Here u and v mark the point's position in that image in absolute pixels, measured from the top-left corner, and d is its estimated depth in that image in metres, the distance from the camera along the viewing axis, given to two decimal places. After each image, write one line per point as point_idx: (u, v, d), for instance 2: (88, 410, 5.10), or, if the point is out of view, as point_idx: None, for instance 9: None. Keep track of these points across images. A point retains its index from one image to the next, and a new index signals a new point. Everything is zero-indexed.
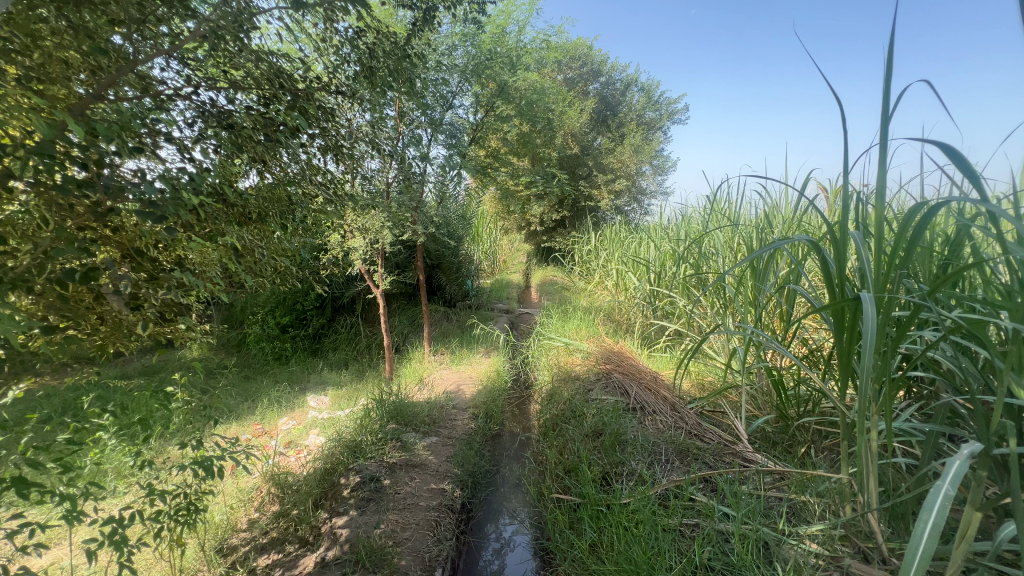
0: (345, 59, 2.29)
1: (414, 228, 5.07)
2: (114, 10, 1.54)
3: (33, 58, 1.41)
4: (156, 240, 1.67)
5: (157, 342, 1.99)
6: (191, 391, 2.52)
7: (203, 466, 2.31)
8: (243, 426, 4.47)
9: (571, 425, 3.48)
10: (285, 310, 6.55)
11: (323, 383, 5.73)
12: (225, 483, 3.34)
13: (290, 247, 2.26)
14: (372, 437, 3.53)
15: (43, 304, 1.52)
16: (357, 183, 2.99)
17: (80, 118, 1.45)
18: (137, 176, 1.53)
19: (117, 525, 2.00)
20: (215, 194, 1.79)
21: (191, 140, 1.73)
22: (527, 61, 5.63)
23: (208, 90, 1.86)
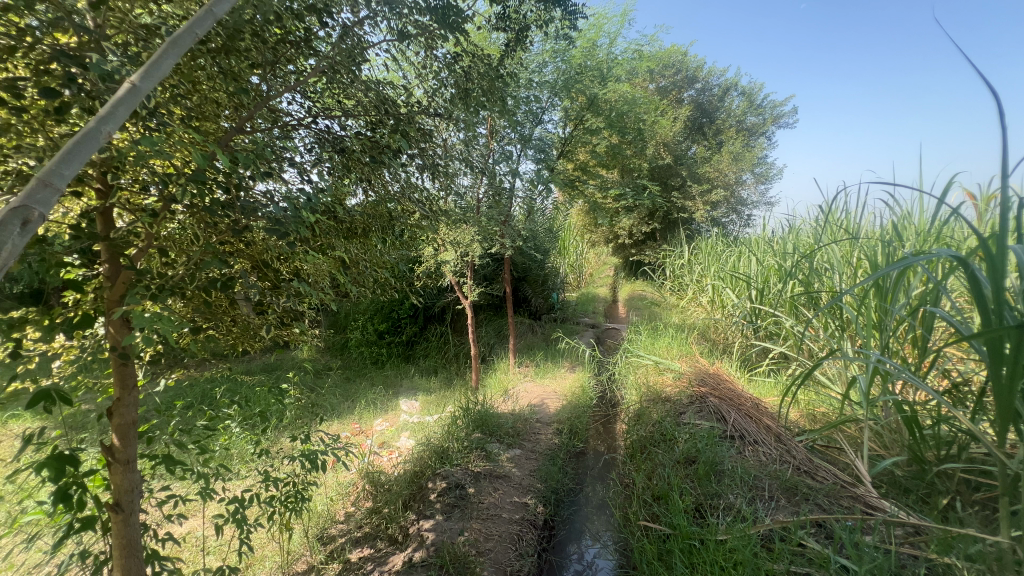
0: (442, 83, 2.43)
1: (502, 242, 5.19)
2: (254, 55, 1.78)
3: (193, 100, 1.68)
4: (278, 254, 1.89)
5: (277, 344, 2.23)
6: (302, 389, 2.79)
7: (310, 458, 2.54)
8: (344, 424, 4.84)
9: (660, 449, 3.29)
10: (383, 318, 7.03)
11: (415, 388, 6.04)
12: (327, 476, 3.64)
13: (390, 260, 2.42)
14: (458, 445, 3.63)
15: (192, 307, 1.78)
16: (450, 199, 3.14)
17: (225, 149, 1.69)
18: (266, 197, 1.74)
19: (240, 505, 2.25)
20: (328, 212, 1.97)
21: (310, 164, 1.94)
22: (617, 72, 5.56)
23: (325, 119, 2.07)
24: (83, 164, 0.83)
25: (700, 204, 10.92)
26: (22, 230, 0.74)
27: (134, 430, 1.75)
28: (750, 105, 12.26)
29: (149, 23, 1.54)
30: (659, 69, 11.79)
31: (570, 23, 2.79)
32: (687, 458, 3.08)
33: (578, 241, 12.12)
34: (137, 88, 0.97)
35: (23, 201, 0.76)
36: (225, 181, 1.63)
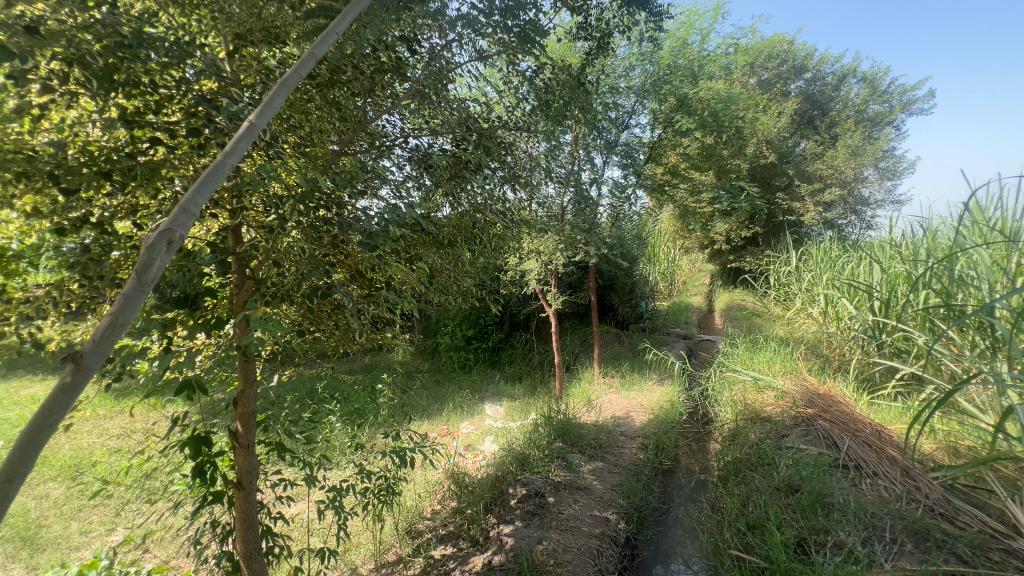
0: (524, 97, 2.49)
1: (587, 249, 5.16)
2: (355, 84, 2.00)
3: (304, 129, 1.91)
4: (371, 264, 2.06)
5: (372, 347, 2.40)
6: (394, 390, 3.00)
7: (399, 455, 2.70)
8: (433, 425, 5.09)
9: (758, 473, 3.02)
10: (470, 324, 7.31)
11: (499, 394, 6.18)
12: (416, 473, 3.85)
13: (474, 269, 2.50)
14: (539, 453, 3.64)
15: (300, 313, 2.00)
16: (533, 209, 3.19)
17: (329, 171, 1.89)
18: (361, 213, 1.90)
19: (338, 493, 2.46)
20: (416, 225, 2.10)
21: (401, 181, 2.09)
22: (711, 69, 5.26)
23: (416, 138, 2.22)
24: (210, 193, 0.97)
25: (809, 205, 9.89)
26: (167, 248, 0.87)
27: (254, 419, 2.01)
28: (873, 91, 10.87)
29: (271, 66, 1.79)
30: (761, 60, 10.92)
31: (656, 24, 2.70)
32: (789, 486, 2.79)
33: (670, 247, 11.60)
34: (254, 126, 1.11)
35: (168, 225, 0.90)
36: (329, 201, 1.82)
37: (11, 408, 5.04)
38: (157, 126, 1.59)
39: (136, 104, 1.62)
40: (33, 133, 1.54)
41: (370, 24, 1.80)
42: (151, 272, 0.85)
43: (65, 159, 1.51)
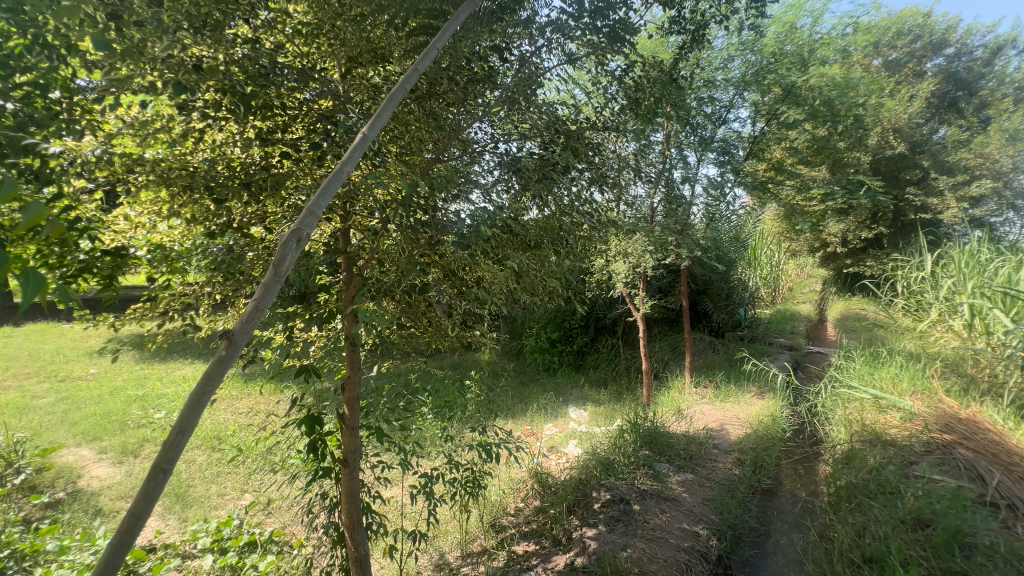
0: (612, 97, 2.47)
1: (678, 251, 4.95)
2: (450, 95, 2.13)
3: (404, 140, 2.07)
4: (462, 264, 2.16)
5: (462, 343, 2.50)
6: (481, 386, 3.12)
7: (486, 450, 2.79)
8: (517, 424, 5.17)
9: (878, 502, 2.68)
10: (555, 327, 7.33)
11: (584, 398, 6.12)
12: (501, 469, 3.95)
13: (561, 271, 2.50)
14: (624, 459, 3.55)
15: (399, 309, 2.15)
16: (621, 210, 3.14)
17: (426, 177, 2.03)
18: (454, 215, 2.02)
19: (429, 480, 2.62)
20: (505, 227, 2.17)
21: (491, 185, 2.17)
22: (824, 53, 4.78)
23: (505, 143, 2.30)
24: (332, 198, 1.09)
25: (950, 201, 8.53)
26: (296, 246, 1.00)
27: (358, 404, 2.21)
28: None
29: (378, 84, 1.97)
30: (887, 39, 9.65)
31: (759, 11, 2.54)
32: (916, 520, 2.45)
33: (773, 250, 10.68)
34: (366, 137, 1.23)
35: (297, 226, 1.03)
36: (426, 204, 1.97)
37: (169, 385, 6.01)
38: (285, 143, 1.84)
39: (269, 124, 1.87)
40: (192, 152, 1.87)
41: (465, 37, 1.94)
42: (285, 265, 0.98)
43: (215, 174, 1.81)
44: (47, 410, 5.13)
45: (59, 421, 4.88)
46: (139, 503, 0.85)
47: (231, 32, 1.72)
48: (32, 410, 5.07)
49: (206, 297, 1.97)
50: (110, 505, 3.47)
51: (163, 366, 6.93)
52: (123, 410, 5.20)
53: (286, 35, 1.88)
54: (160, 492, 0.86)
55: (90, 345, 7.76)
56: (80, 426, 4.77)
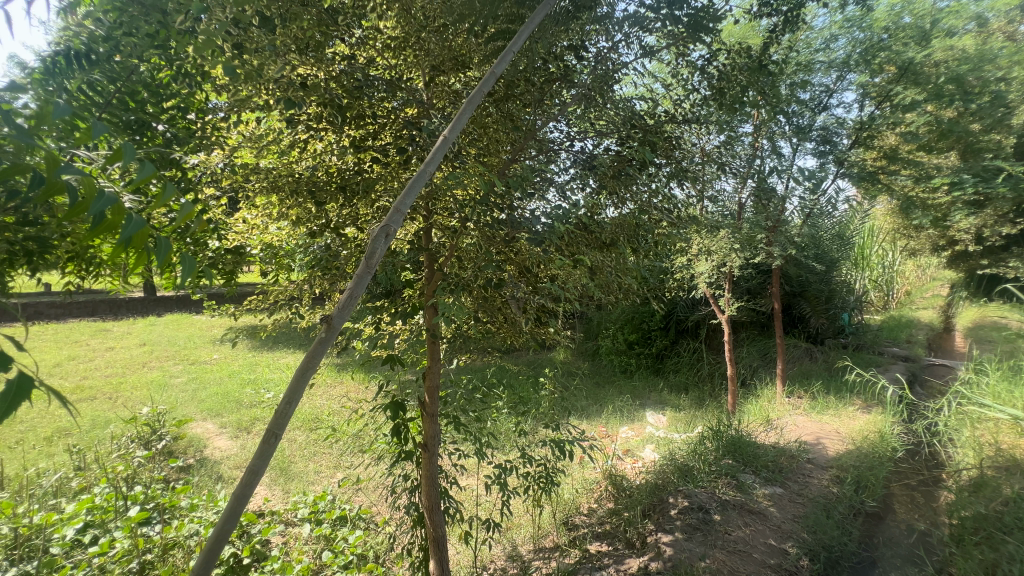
0: (695, 88, 2.37)
1: (769, 250, 4.61)
2: (527, 96, 2.19)
3: (483, 142, 2.15)
4: (537, 261, 2.20)
5: (536, 340, 2.54)
6: (555, 383, 3.13)
7: (559, 446, 2.81)
8: (591, 425, 5.09)
9: (1013, 538, 2.31)
10: (633, 328, 7.14)
11: (662, 403, 5.90)
12: (574, 469, 3.94)
13: (639, 268, 2.43)
14: (704, 467, 3.39)
15: (476, 303, 2.24)
16: (703, 206, 3.00)
17: (504, 177, 2.10)
18: (531, 214, 2.07)
19: (503, 472, 2.69)
20: (580, 224, 2.17)
21: (567, 183, 2.19)
22: (952, 23, 4.19)
23: (581, 141, 2.30)
24: (416, 196, 1.16)
25: None
26: (385, 241, 1.08)
27: (437, 393, 2.34)
28: None
29: (459, 89, 2.07)
30: None
31: None
32: None
33: (885, 248, 9.54)
34: (447, 139, 1.28)
35: (386, 222, 1.11)
36: (503, 203, 2.03)
37: (276, 371, 6.73)
38: (375, 149, 2.00)
39: (362, 133, 2.05)
40: (297, 161, 2.10)
41: (541, 38, 2.01)
42: (375, 258, 1.06)
43: (316, 180, 2.01)
44: (181, 388, 5.98)
45: (190, 398, 5.66)
46: (246, 478, 0.89)
47: (330, 52, 1.92)
48: (170, 388, 5.95)
49: (307, 291, 2.19)
50: (229, 473, 3.98)
51: (270, 354, 7.77)
52: (239, 391, 5.93)
53: (377, 50, 2.05)
54: (264, 468, 0.89)
55: (213, 333, 8.89)
56: (206, 403, 5.50)
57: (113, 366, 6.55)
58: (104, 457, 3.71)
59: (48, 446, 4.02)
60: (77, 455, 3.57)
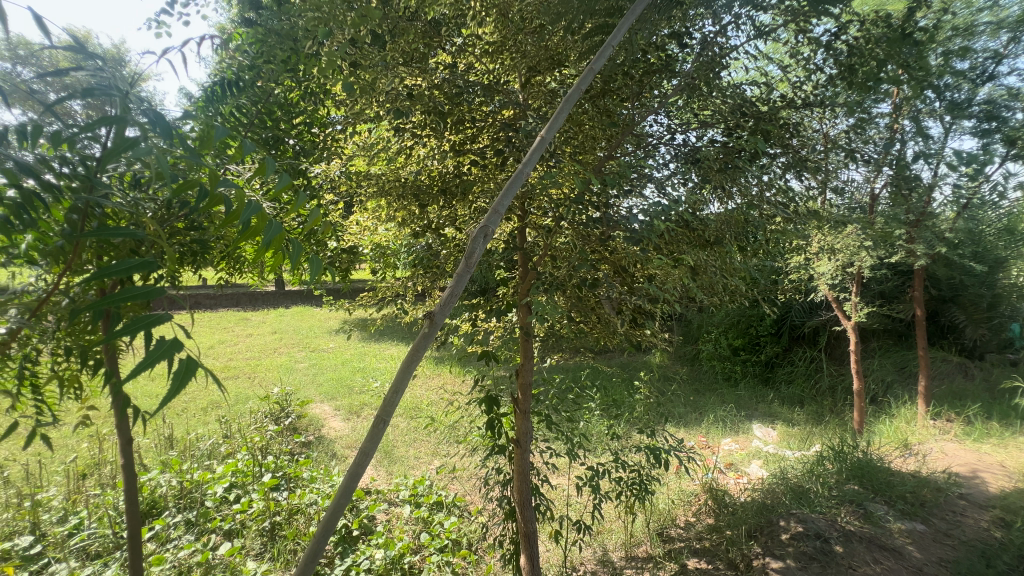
0: (818, 66, 2.12)
1: (910, 248, 3.98)
2: (624, 91, 2.13)
3: (577, 140, 2.13)
4: (634, 261, 2.10)
5: (632, 342, 2.46)
6: (650, 388, 3.01)
7: (654, 454, 2.70)
8: (689, 434, 4.74)
9: None
10: (738, 332, 6.63)
11: (772, 416, 5.39)
12: (670, 478, 3.75)
13: (747, 269, 2.24)
14: (823, 491, 3.02)
15: (569, 303, 2.24)
16: (826, 199, 2.68)
17: (599, 174, 2.06)
18: (627, 211, 2.01)
19: (596, 474, 2.65)
20: (681, 221, 2.06)
21: (666, 178, 2.09)
22: None
23: (682, 134, 2.19)
24: (513, 197, 1.16)
25: None
26: (484, 241, 1.11)
27: (530, 390, 2.37)
28: None
29: (555, 88, 2.07)
30: None
31: None
32: None
33: None
34: (544, 140, 1.26)
35: (484, 223, 1.13)
36: (598, 200, 2.00)
37: (382, 361, 7.32)
38: (474, 152, 2.08)
39: (461, 137, 2.13)
40: (402, 167, 2.21)
41: (641, 29, 1.93)
42: (474, 258, 1.08)
43: (419, 184, 2.14)
44: (305, 372, 6.74)
45: (312, 381, 6.37)
46: (359, 458, 0.97)
47: (433, 62, 2.07)
48: (295, 371, 6.75)
49: (411, 288, 2.35)
50: (342, 451, 4.39)
51: (377, 346, 8.45)
52: (351, 378, 6.54)
53: (475, 56, 2.12)
54: (374, 451, 0.96)
55: (330, 324, 9.91)
56: (324, 387, 6.13)
57: (253, 350, 7.59)
58: (245, 428, 4.31)
59: (204, 415, 4.79)
60: (226, 424, 4.20)
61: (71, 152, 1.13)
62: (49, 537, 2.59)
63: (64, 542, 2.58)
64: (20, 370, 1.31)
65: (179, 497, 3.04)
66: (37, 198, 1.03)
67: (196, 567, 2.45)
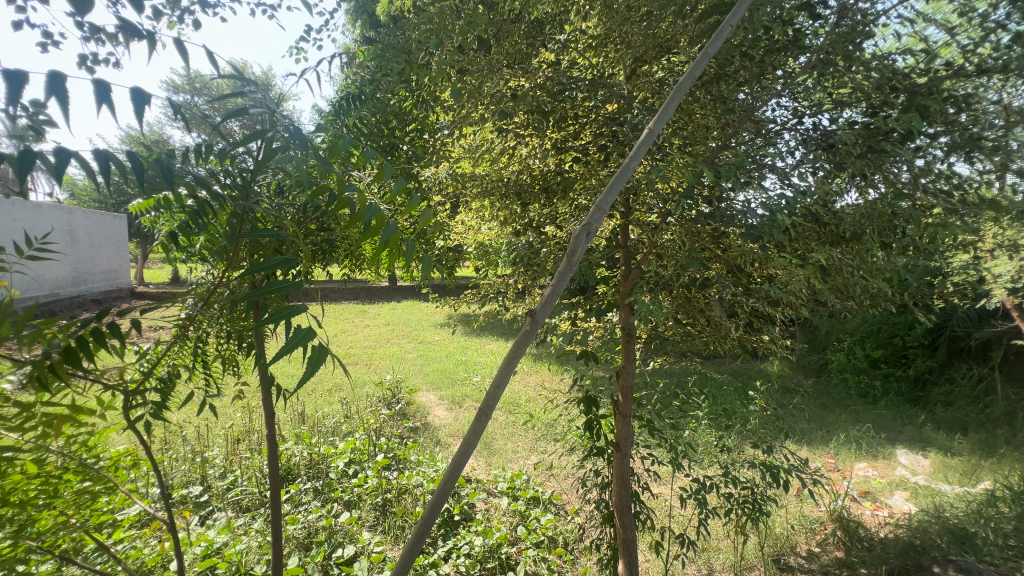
0: (1000, 24, 1.74)
1: None
2: (742, 74, 1.95)
3: (687, 130, 2.00)
4: (752, 259, 1.91)
5: (746, 348, 2.25)
6: (768, 400, 2.72)
7: (771, 472, 2.45)
8: (813, 453, 4.21)
9: None
10: (878, 342, 5.77)
11: (921, 441, 4.60)
12: (790, 501, 3.37)
13: (894, 269, 1.92)
14: (995, 539, 2.49)
15: (675, 303, 2.11)
16: (1008, 185, 2.20)
17: (712, 166, 1.91)
18: (745, 205, 1.84)
19: (702, 488, 2.47)
20: (808, 215, 1.83)
21: (792, 167, 1.87)
22: None
23: (812, 117, 1.94)
24: (618, 192, 1.11)
25: None
26: (586, 239, 1.08)
27: (632, 393, 2.28)
28: None
29: (663, 77, 1.96)
30: None
31: None
32: None
33: None
34: (652, 132, 1.19)
35: (587, 220, 1.10)
36: (709, 193, 1.86)
37: (482, 356, 7.61)
38: (576, 149, 2.06)
39: (563, 134, 2.12)
40: (505, 167, 2.25)
41: (764, 4, 1.75)
42: (577, 255, 1.06)
43: (521, 184, 2.17)
44: (413, 362, 7.25)
45: (419, 371, 6.82)
46: (462, 448, 1.01)
47: (537, 61, 2.08)
48: (405, 361, 7.29)
49: (512, 285, 2.40)
50: (445, 438, 4.62)
51: (478, 340, 8.79)
52: (453, 370, 6.89)
53: (578, 52, 2.10)
54: (477, 442, 1.00)
55: (435, 317, 10.55)
56: (430, 376, 6.54)
57: (370, 340, 8.37)
58: (363, 410, 4.76)
59: (330, 396, 5.38)
60: (347, 405, 4.67)
61: (232, 166, 1.34)
62: (214, 488, 3.12)
63: (225, 494, 3.09)
64: (196, 349, 1.58)
65: (309, 467, 3.46)
66: (208, 205, 1.23)
67: (322, 530, 2.77)
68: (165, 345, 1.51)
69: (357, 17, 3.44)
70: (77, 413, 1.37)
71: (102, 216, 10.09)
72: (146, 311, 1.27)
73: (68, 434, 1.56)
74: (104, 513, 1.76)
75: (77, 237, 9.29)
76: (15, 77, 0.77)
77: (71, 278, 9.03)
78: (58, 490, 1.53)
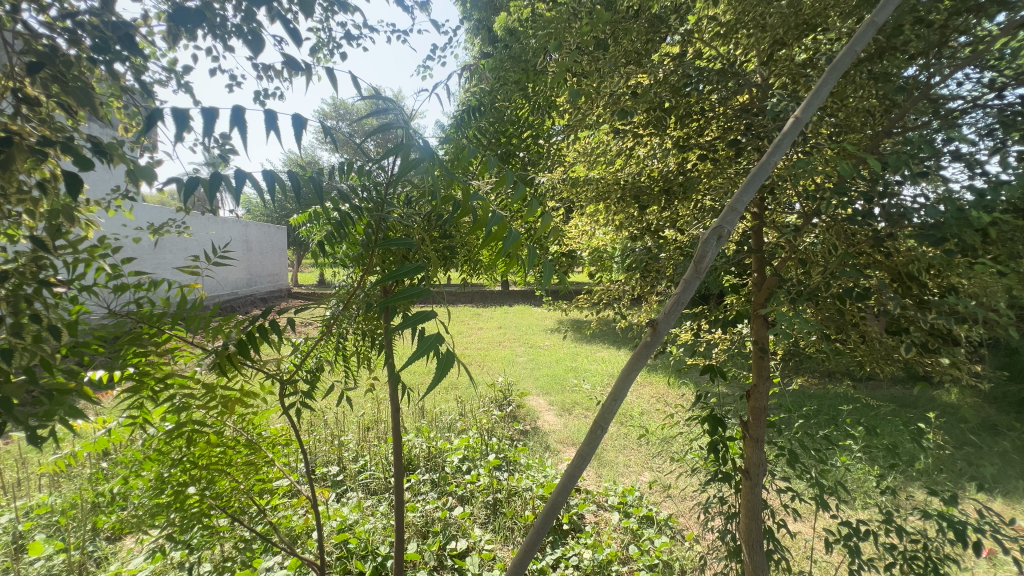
0: None
1: None
2: (915, 45, 1.62)
3: (839, 117, 1.73)
4: (929, 266, 1.57)
5: (919, 373, 1.86)
6: (949, 437, 2.22)
7: (954, 527, 1.98)
8: (1012, 508, 3.37)
9: None
10: None
11: None
12: (978, 564, 2.72)
13: None
14: None
15: (824, 316, 1.83)
16: None
17: (873, 158, 1.62)
18: (917, 202, 1.52)
19: (857, 534, 2.09)
20: (1012, 210, 1.44)
21: (988, 152, 1.49)
22: None
23: (1019, 88, 1.53)
24: (757, 189, 0.98)
25: None
26: (717, 243, 0.95)
27: (765, 416, 2.03)
28: None
29: (809, 58, 1.72)
30: None
31: None
32: None
33: None
34: (799, 121, 1.02)
35: (718, 223, 0.97)
36: (868, 188, 1.58)
37: (593, 363, 7.48)
38: (701, 146, 1.89)
39: (686, 131, 1.98)
40: (621, 169, 2.17)
41: None
42: (705, 262, 0.95)
43: (639, 185, 2.06)
44: (525, 365, 7.39)
45: (530, 375, 6.90)
46: (577, 460, 0.97)
47: (657, 56, 1.96)
48: (517, 363, 7.47)
49: (628, 292, 2.29)
50: (555, 444, 4.58)
51: (589, 347, 8.67)
52: (564, 375, 6.87)
53: (704, 42, 1.93)
54: (592, 456, 0.94)
55: (545, 322, 10.66)
56: (541, 381, 6.61)
57: (484, 341, 8.76)
58: (476, 409, 4.97)
59: (446, 392, 5.72)
60: (461, 404, 4.91)
61: (369, 181, 1.46)
62: (348, 469, 3.49)
63: (357, 476, 3.43)
64: (338, 346, 1.75)
65: (427, 459, 3.71)
66: (348, 216, 1.35)
67: (437, 521, 2.93)
68: (314, 340, 1.70)
69: (477, 34, 3.61)
70: (246, 396, 1.60)
71: (269, 228, 12.00)
72: (298, 312, 1.43)
73: (240, 413, 1.82)
74: (266, 482, 2.04)
75: (252, 246, 11.19)
76: (209, 113, 0.92)
77: (246, 279, 10.89)
78: (232, 459, 1.81)
